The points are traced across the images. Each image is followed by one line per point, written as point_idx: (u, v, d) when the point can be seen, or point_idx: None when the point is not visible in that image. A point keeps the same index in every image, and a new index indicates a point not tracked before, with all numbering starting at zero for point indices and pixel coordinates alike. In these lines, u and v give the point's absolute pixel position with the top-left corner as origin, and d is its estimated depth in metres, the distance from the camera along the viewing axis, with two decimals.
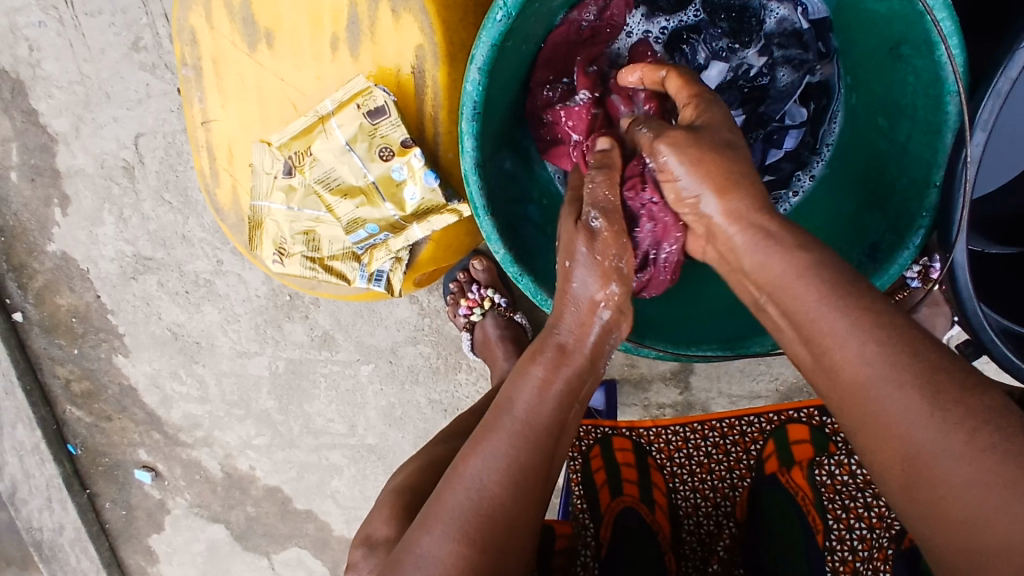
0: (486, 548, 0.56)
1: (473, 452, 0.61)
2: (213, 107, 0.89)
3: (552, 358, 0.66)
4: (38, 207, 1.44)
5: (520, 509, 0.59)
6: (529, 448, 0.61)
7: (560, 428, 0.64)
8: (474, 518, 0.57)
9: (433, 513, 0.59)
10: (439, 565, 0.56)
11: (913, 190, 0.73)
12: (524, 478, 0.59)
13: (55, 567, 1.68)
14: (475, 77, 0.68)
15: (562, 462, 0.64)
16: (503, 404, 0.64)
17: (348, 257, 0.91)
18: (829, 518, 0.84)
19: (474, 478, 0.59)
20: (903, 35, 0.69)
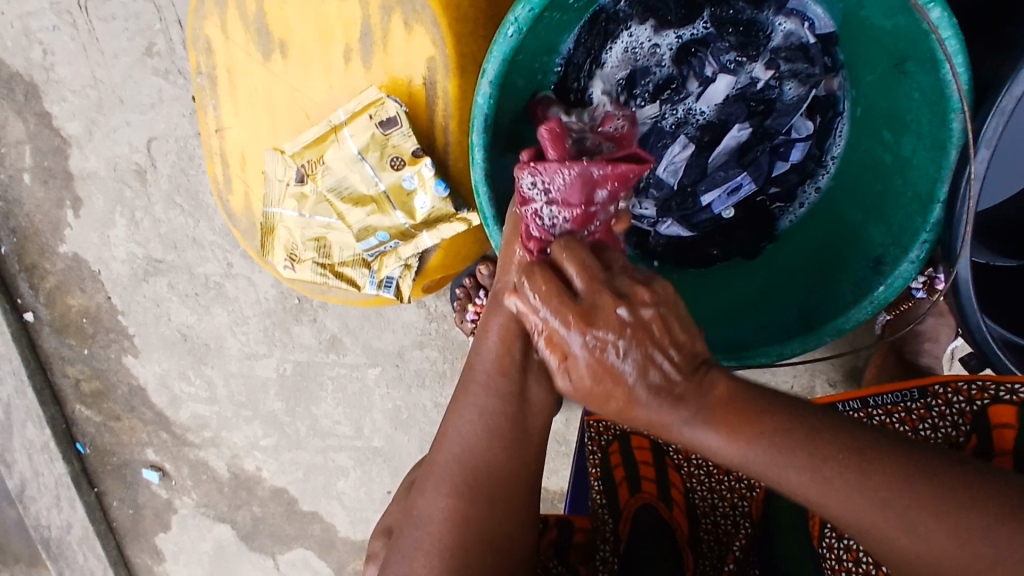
0: (472, 497, 0.60)
1: (452, 411, 0.64)
2: (226, 115, 0.91)
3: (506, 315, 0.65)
4: (51, 209, 1.46)
5: (502, 460, 0.61)
6: (501, 398, 0.63)
7: (529, 380, 0.64)
8: (459, 472, 0.61)
9: (426, 475, 0.63)
10: (435, 522, 0.60)
11: (917, 204, 0.74)
12: (499, 427, 0.62)
13: (64, 564, 1.70)
14: (486, 90, 0.70)
15: (544, 414, 0.65)
16: (470, 362, 0.66)
17: (358, 264, 0.92)
18: (825, 523, 0.83)
19: (453, 433, 0.62)
20: (909, 51, 0.70)
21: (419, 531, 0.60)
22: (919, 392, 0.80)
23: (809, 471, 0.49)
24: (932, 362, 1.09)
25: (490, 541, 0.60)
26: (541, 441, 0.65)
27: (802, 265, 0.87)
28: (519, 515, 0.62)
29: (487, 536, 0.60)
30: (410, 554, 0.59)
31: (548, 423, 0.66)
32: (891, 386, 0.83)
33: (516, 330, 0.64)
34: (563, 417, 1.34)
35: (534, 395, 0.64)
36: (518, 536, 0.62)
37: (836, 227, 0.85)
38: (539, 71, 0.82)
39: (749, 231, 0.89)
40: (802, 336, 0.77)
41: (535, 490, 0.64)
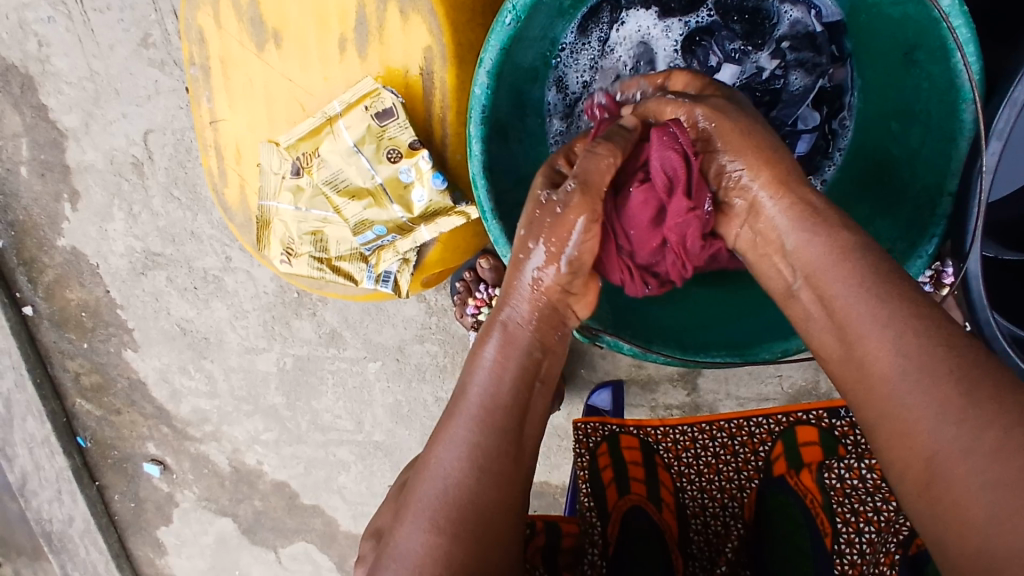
0: (457, 533, 0.58)
1: (438, 442, 0.64)
2: (220, 106, 0.89)
3: (513, 341, 0.68)
4: (49, 202, 1.45)
5: (491, 494, 0.61)
6: (492, 433, 0.63)
7: (523, 412, 0.66)
8: (443, 505, 0.60)
9: (407, 506, 0.62)
10: (415, 557, 0.58)
11: (925, 197, 0.72)
12: (490, 460, 0.62)
13: (65, 558, 1.70)
14: (484, 80, 0.68)
15: (532, 442, 0.67)
16: (460, 392, 0.67)
17: (355, 258, 0.90)
18: (837, 523, 0.82)
19: (439, 465, 0.62)
20: (918, 40, 0.68)
21: (397, 565, 0.59)
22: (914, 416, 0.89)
23: (902, 337, 0.52)
24: None
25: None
26: (529, 469, 0.66)
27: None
28: (507, 550, 0.61)
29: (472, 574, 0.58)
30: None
31: (534, 454, 0.67)
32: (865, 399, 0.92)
33: (518, 356, 0.67)
34: (565, 411, 1.33)
35: (525, 429, 0.66)
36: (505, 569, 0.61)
37: None
38: (536, 61, 0.81)
39: None
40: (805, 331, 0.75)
41: (519, 519, 0.64)
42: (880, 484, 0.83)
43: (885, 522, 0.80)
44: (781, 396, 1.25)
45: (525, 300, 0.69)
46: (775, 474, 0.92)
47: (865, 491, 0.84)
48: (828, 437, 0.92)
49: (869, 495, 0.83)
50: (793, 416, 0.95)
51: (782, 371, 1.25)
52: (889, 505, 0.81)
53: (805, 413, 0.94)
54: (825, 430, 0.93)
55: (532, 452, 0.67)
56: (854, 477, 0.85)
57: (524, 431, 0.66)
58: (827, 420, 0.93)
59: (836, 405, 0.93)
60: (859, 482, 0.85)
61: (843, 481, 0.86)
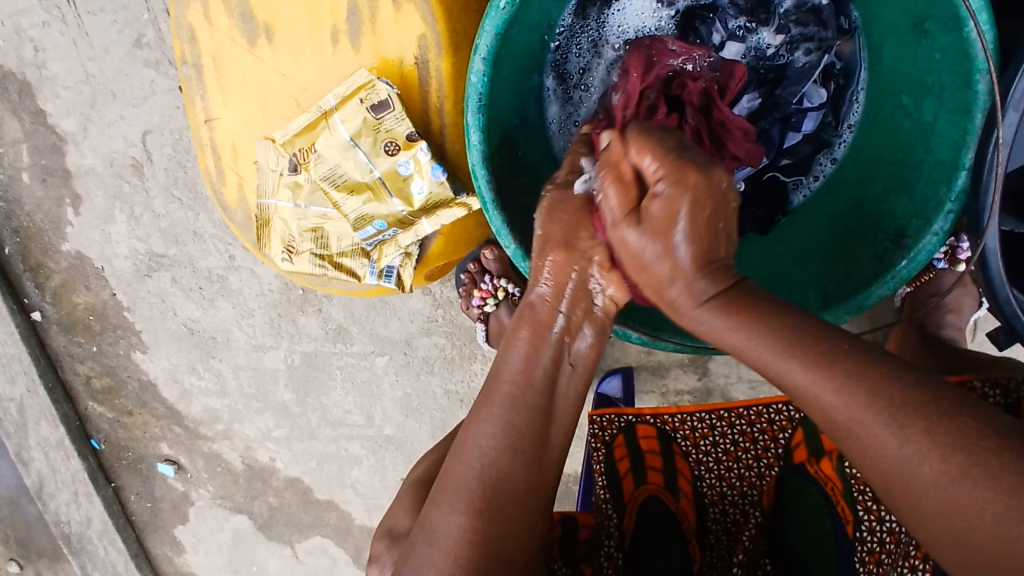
0: (491, 513, 0.59)
1: (472, 422, 0.64)
2: (215, 105, 0.88)
3: (539, 325, 0.69)
4: (51, 207, 1.44)
5: (522, 474, 0.61)
6: (526, 411, 0.64)
7: (555, 392, 0.66)
8: (479, 486, 0.60)
9: (441, 486, 0.62)
10: (448, 538, 0.59)
11: (939, 172, 0.70)
12: (521, 439, 0.62)
13: (86, 558, 1.71)
14: (480, 68, 0.66)
15: (565, 428, 0.66)
16: (495, 374, 0.67)
17: (357, 254, 0.89)
18: (859, 510, 0.78)
19: (474, 445, 0.62)
20: (928, 10, 0.65)
21: (434, 548, 0.59)
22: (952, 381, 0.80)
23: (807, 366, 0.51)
24: (956, 334, 1.05)
25: (504, 556, 0.60)
26: (560, 458, 0.65)
27: (821, 243, 0.82)
28: (535, 526, 0.63)
29: (499, 546, 0.59)
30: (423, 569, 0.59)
31: (568, 439, 0.67)
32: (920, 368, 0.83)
33: (552, 340, 0.68)
34: None
35: (558, 408, 0.66)
36: (531, 550, 0.63)
37: (854, 199, 0.81)
38: (534, 45, 0.78)
39: (761, 205, 0.86)
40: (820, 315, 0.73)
41: (549, 500, 0.64)
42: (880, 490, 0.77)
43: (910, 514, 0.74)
44: None
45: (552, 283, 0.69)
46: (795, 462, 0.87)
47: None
48: None
49: None
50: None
51: None
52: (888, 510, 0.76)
53: None
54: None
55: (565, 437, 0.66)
56: None
57: (556, 417, 0.66)
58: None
59: None
60: None
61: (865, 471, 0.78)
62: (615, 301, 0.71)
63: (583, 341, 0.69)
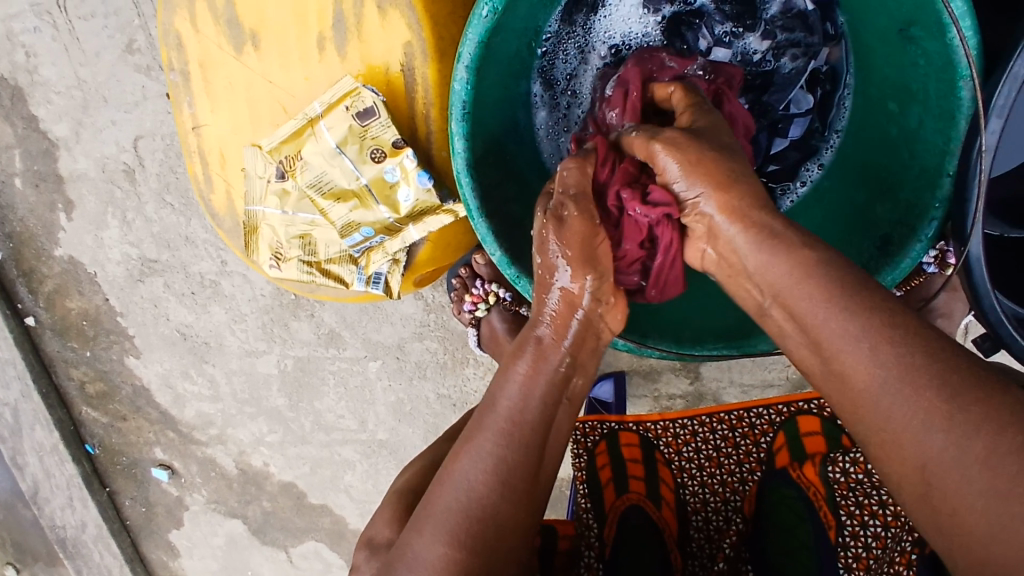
0: (477, 549, 0.57)
1: (461, 452, 0.62)
2: (202, 111, 0.88)
3: (538, 352, 0.67)
4: (44, 212, 1.44)
5: (510, 508, 0.60)
6: (519, 448, 0.61)
7: (549, 425, 0.64)
8: (466, 519, 0.58)
9: (426, 514, 0.61)
10: (429, 567, 0.57)
11: (925, 178, 0.70)
12: (513, 476, 0.60)
13: (80, 563, 1.71)
14: (463, 75, 0.66)
15: (554, 459, 0.66)
16: (489, 403, 0.65)
17: (345, 261, 0.89)
18: (842, 515, 0.76)
19: (464, 478, 0.60)
20: (913, 16, 0.65)
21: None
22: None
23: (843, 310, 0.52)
24: None
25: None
26: (546, 488, 0.64)
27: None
28: (520, 559, 0.62)
29: None
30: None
31: (555, 469, 0.66)
32: None
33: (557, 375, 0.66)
34: None
35: (551, 440, 0.65)
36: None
37: (841, 205, 0.81)
38: (520, 52, 0.79)
39: None
40: None
41: (533, 530, 0.63)
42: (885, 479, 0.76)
43: (892, 516, 0.73)
44: (785, 383, 1.24)
45: (554, 313, 0.68)
46: (777, 466, 0.89)
47: (871, 485, 0.76)
48: (829, 426, 0.91)
49: (874, 489, 0.76)
50: (795, 407, 0.94)
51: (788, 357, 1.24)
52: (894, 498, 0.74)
53: (806, 403, 0.94)
54: (828, 420, 0.92)
55: (552, 467, 0.65)
56: (859, 471, 0.78)
57: (548, 450, 0.64)
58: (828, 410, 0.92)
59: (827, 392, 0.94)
60: (864, 477, 0.77)
61: (848, 476, 0.78)
62: (608, 328, 0.72)
63: (577, 374, 0.69)
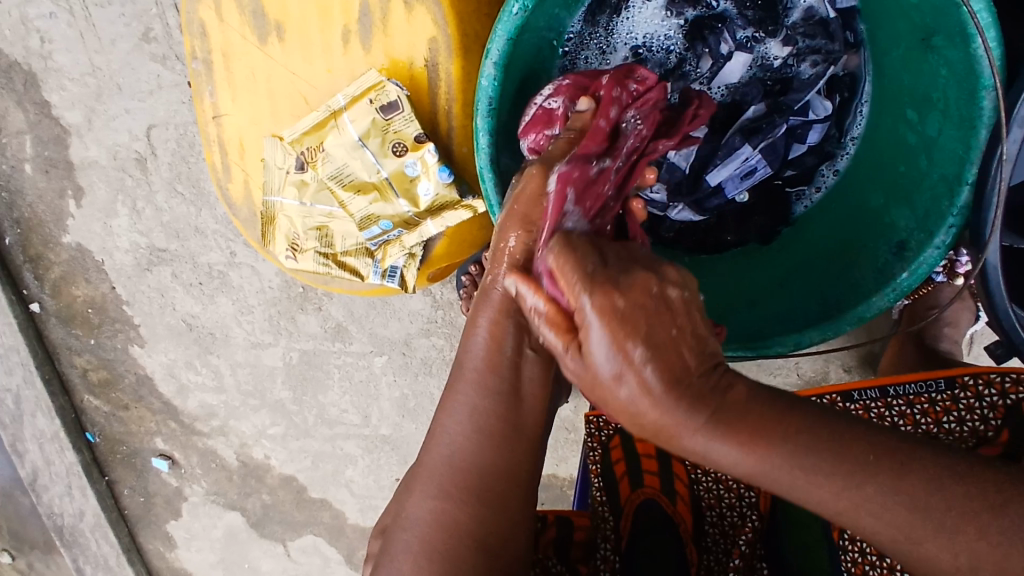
0: (460, 499, 0.60)
1: (441, 411, 0.64)
2: (223, 101, 0.88)
3: (499, 311, 0.66)
4: (53, 199, 1.44)
5: (493, 459, 0.62)
6: (491, 396, 0.63)
7: (519, 374, 0.64)
8: (450, 471, 0.61)
9: (417, 475, 0.64)
10: (423, 523, 0.61)
11: (942, 186, 0.70)
12: (489, 425, 0.62)
13: (77, 552, 1.71)
14: (491, 72, 0.67)
15: (536, 410, 0.65)
16: (459, 358, 0.66)
17: (361, 253, 0.90)
18: None
19: (443, 433, 0.62)
20: (936, 25, 0.66)
21: (409, 534, 0.61)
22: (945, 383, 0.82)
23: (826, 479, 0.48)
24: (952, 347, 1.06)
25: (482, 543, 0.60)
26: (534, 440, 0.64)
27: (822, 250, 0.83)
28: (513, 520, 0.62)
29: (475, 534, 0.60)
30: (400, 556, 0.61)
31: (540, 422, 0.65)
32: (915, 376, 0.84)
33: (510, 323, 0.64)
34: (572, 405, 1.32)
35: (525, 389, 0.64)
36: (512, 537, 0.62)
37: (857, 211, 0.82)
38: (542, 51, 0.79)
39: (764, 215, 0.87)
40: (820, 325, 0.74)
41: (529, 485, 0.64)
42: None
43: None
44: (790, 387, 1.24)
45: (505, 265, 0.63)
46: None
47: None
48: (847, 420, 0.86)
49: None
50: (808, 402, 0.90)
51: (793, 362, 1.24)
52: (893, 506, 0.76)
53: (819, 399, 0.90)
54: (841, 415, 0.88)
55: (536, 422, 0.65)
56: None
57: (523, 400, 0.64)
58: (841, 403, 0.89)
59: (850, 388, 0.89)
60: None
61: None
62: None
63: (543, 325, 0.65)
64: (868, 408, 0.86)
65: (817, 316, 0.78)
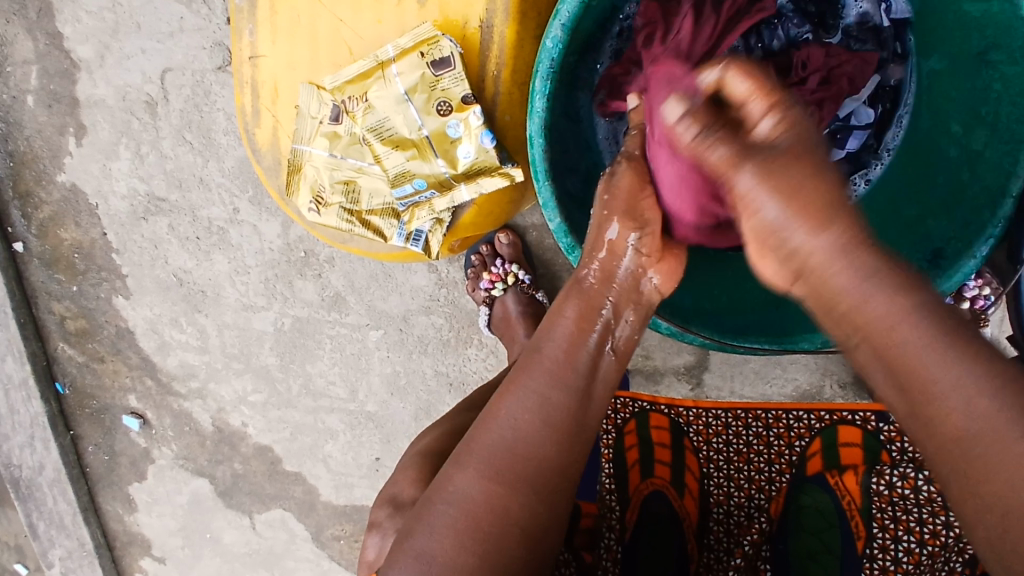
0: (515, 484, 0.58)
1: (507, 395, 0.63)
2: (262, 41, 0.85)
3: (584, 301, 0.68)
4: (52, 135, 1.39)
5: (554, 451, 0.60)
6: (563, 388, 0.63)
7: (594, 374, 0.66)
8: (508, 455, 0.59)
9: (468, 453, 0.61)
10: (472, 503, 0.58)
11: (985, 197, 0.72)
12: (559, 416, 0.61)
13: (31, 507, 1.63)
14: (557, 33, 0.66)
15: (599, 414, 0.66)
16: (534, 347, 0.66)
17: (388, 214, 0.88)
18: (874, 527, 0.79)
19: (508, 415, 0.61)
20: (995, 40, 0.70)
21: (452, 508, 0.58)
22: None
23: None
24: None
25: (527, 534, 0.58)
26: (592, 442, 0.64)
27: None
28: (561, 516, 0.61)
29: (524, 526, 0.58)
30: (438, 530, 0.57)
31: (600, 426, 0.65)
32: None
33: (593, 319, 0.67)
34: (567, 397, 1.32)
35: (595, 392, 0.65)
36: (551, 530, 0.60)
37: (886, 220, 0.83)
38: (595, 25, 0.78)
39: None
40: None
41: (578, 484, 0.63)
42: (932, 498, 0.78)
43: (931, 534, 0.76)
44: (785, 398, 1.24)
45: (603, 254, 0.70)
46: (809, 472, 0.88)
47: (913, 503, 0.79)
48: (871, 440, 0.90)
49: (916, 507, 0.78)
50: (836, 415, 0.92)
51: (789, 374, 1.23)
52: (941, 519, 0.76)
53: (850, 414, 0.92)
54: (869, 433, 0.90)
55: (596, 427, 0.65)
56: (906, 487, 0.80)
57: (592, 402, 0.64)
58: (873, 423, 0.91)
59: (882, 408, 0.91)
60: (910, 493, 0.80)
61: (891, 489, 0.81)
62: (660, 290, 0.73)
63: (626, 333, 0.70)
64: (904, 431, 0.88)
65: None
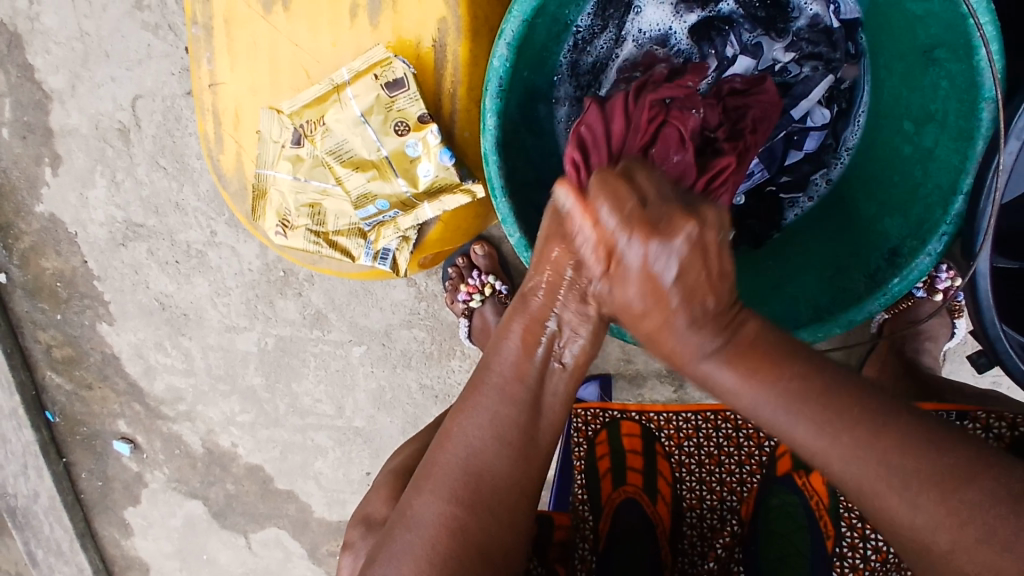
0: (472, 506, 0.59)
1: (460, 413, 0.64)
2: (221, 69, 0.86)
3: (530, 317, 0.66)
4: (29, 165, 1.39)
5: (506, 468, 0.61)
6: (514, 405, 0.63)
7: (544, 389, 0.65)
8: (462, 476, 0.60)
9: (426, 474, 0.63)
10: (429, 526, 0.59)
11: (937, 196, 0.72)
12: (508, 433, 0.62)
13: (28, 535, 1.63)
14: (503, 52, 0.67)
15: (554, 427, 0.65)
16: (486, 363, 0.66)
17: (354, 234, 0.89)
18: (842, 527, 0.81)
19: (460, 434, 0.62)
20: (940, 38, 0.69)
21: (413, 535, 0.60)
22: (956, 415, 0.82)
23: None
24: (932, 362, 1.08)
25: (484, 555, 0.59)
26: (548, 456, 0.64)
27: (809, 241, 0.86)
28: (519, 529, 0.62)
29: (481, 546, 0.59)
30: (400, 557, 0.59)
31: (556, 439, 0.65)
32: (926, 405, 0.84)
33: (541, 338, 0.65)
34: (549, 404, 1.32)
35: (546, 406, 0.65)
36: (510, 549, 0.61)
37: (847, 218, 0.84)
38: (548, 39, 0.78)
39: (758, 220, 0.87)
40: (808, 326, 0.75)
41: (533, 498, 0.63)
42: None
43: None
44: None
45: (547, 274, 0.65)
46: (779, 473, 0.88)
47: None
48: None
49: None
50: None
51: None
52: None
53: None
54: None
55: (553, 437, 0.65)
56: None
57: (544, 415, 0.64)
58: None
59: None
60: None
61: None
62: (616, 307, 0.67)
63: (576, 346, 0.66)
64: None
65: (807, 317, 0.80)
